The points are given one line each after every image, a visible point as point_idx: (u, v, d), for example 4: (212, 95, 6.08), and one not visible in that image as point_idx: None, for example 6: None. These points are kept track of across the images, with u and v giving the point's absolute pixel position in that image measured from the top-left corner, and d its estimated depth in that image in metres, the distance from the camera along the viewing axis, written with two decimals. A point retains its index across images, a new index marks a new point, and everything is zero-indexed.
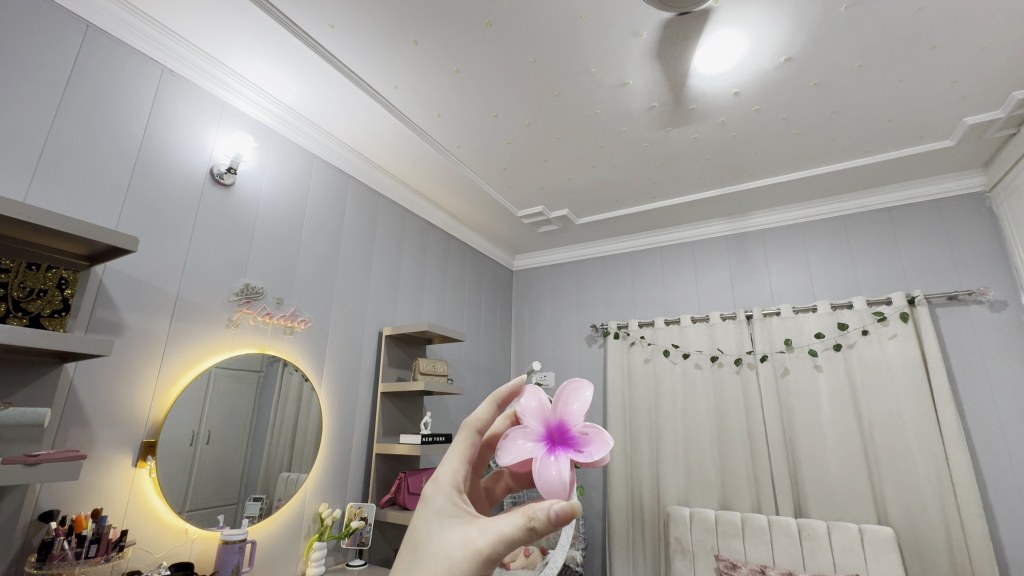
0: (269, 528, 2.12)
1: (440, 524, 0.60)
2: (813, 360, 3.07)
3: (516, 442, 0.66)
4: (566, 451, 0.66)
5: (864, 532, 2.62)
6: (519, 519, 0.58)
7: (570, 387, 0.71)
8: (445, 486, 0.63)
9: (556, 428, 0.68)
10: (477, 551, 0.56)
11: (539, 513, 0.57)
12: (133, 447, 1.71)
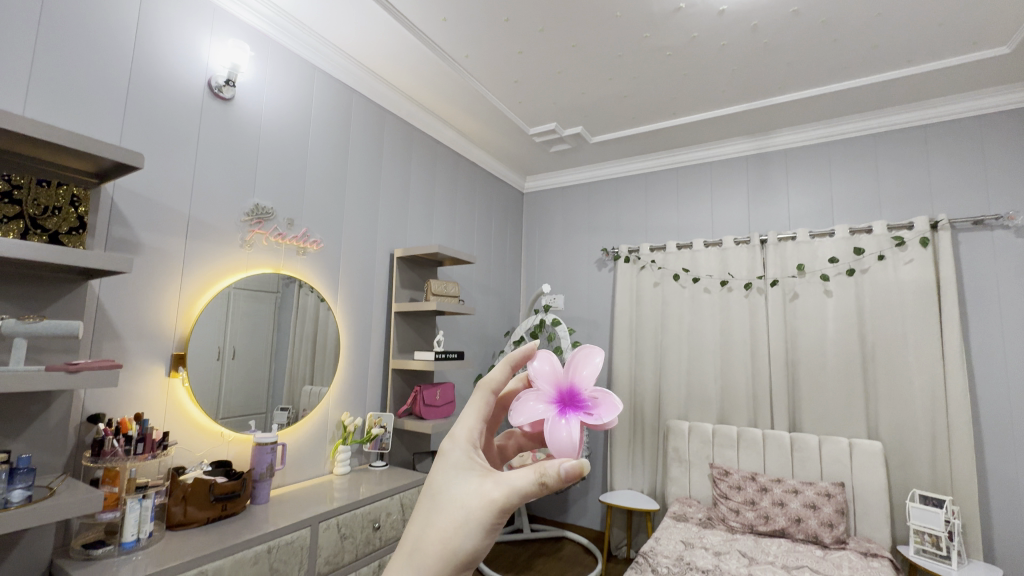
0: (297, 434, 2.30)
1: (459, 475, 0.64)
2: (824, 285, 3.06)
3: (529, 404, 0.71)
4: (575, 413, 0.69)
5: (854, 446, 2.76)
6: (531, 475, 0.60)
7: (581, 354, 0.75)
8: (463, 441, 0.67)
9: (566, 392, 0.73)
10: (492, 501, 0.60)
11: (548, 471, 0.60)
12: (164, 358, 1.82)
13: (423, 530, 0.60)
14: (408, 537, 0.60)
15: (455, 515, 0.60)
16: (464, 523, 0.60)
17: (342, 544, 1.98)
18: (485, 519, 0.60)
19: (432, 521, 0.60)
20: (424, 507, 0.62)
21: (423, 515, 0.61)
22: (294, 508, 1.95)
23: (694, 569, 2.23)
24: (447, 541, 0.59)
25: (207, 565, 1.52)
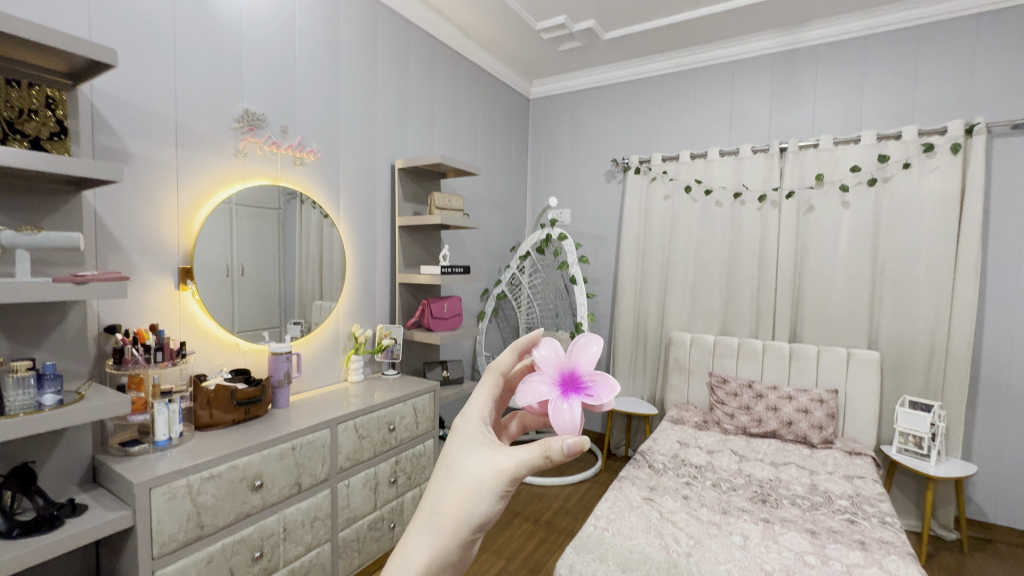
0: (310, 345, 2.38)
1: (471, 449, 0.62)
2: (842, 196, 2.95)
3: (534, 386, 0.69)
4: (577, 395, 0.69)
5: (852, 356, 2.83)
6: (538, 452, 0.59)
7: (580, 342, 0.76)
8: (474, 418, 0.65)
9: (568, 375, 0.72)
10: (502, 473, 0.59)
11: (557, 450, 0.58)
12: (172, 272, 1.82)
13: (437, 504, 0.59)
14: (422, 511, 0.59)
15: (467, 487, 0.59)
16: (477, 495, 0.59)
17: (360, 443, 2.13)
18: (497, 492, 0.59)
19: (445, 495, 0.59)
20: (438, 481, 0.60)
21: (437, 489, 0.60)
22: (313, 411, 2.06)
23: (689, 465, 2.39)
24: (461, 513, 0.58)
25: (237, 460, 1.65)
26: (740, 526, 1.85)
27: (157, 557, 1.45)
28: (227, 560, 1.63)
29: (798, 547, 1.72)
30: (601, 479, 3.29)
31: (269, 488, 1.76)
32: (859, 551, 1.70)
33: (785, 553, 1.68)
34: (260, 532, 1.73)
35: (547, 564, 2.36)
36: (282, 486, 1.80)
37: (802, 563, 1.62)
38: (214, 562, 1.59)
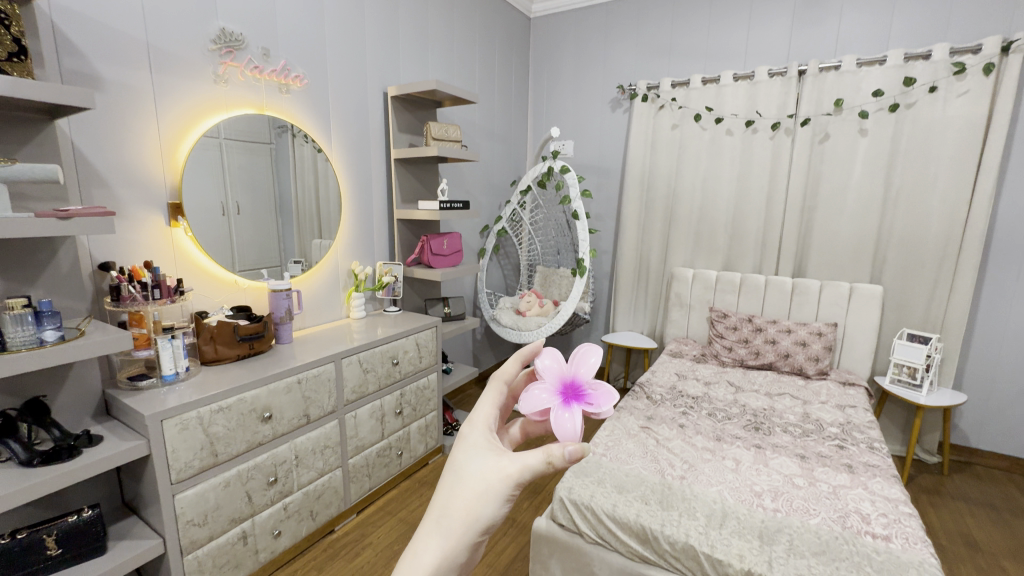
0: (310, 282, 2.37)
1: (478, 452, 0.60)
2: (860, 124, 2.80)
3: (533, 394, 0.67)
4: (577, 403, 0.67)
5: (855, 290, 2.82)
6: (541, 457, 0.57)
7: (580, 352, 0.74)
8: (480, 426, 0.62)
9: (569, 383, 0.69)
10: (509, 477, 0.57)
11: (557, 456, 0.57)
12: (161, 208, 1.76)
13: (445, 507, 0.56)
14: (432, 512, 0.57)
15: (474, 491, 0.57)
16: (484, 499, 0.57)
17: (365, 377, 2.17)
18: (504, 493, 0.57)
19: (454, 498, 0.57)
20: (445, 486, 0.58)
21: (445, 495, 0.57)
22: (317, 347, 2.09)
23: (685, 396, 2.46)
24: (469, 516, 0.56)
25: (245, 393, 1.69)
26: (732, 452, 1.92)
27: (176, 482, 1.52)
28: (244, 484, 1.72)
29: (787, 470, 1.79)
30: None
31: (278, 420, 1.81)
32: (846, 474, 1.77)
33: (775, 475, 1.76)
34: (273, 460, 1.81)
35: (548, 487, 2.49)
36: (291, 417, 1.86)
37: (790, 485, 1.70)
38: (231, 486, 1.67)
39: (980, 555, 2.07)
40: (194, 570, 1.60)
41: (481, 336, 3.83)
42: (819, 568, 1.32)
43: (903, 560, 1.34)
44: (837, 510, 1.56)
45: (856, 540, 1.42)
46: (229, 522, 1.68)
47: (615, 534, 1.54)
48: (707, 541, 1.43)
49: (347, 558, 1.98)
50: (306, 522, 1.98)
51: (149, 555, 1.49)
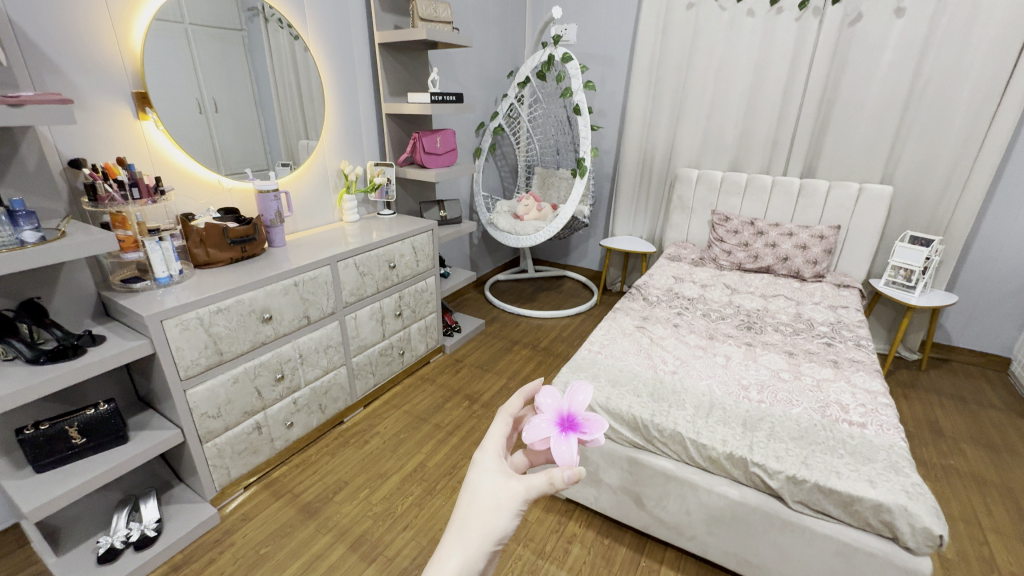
0: (299, 184, 2.27)
1: (490, 469, 0.63)
2: (897, 2, 2.50)
3: (533, 423, 0.70)
4: (574, 431, 0.70)
5: (863, 191, 2.73)
6: (543, 479, 0.62)
7: (573, 389, 0.78)
8: (493, 448, 0.66)
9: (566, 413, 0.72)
10: (519, 493, 0.60)
11: (557, 478, 0.61)
12: (126, 98, 1.62)
13: (465, 520, 0.59)
14: (455, 521, 0.59)
15: (487, 506, 0.60)
16: (498, 510, 0.60)
17: (362, 281, 2.16)
18: (516, 505, 0.60)
19: (471, 512, 0.59)
20: (463, 503, 0.61)
21: (463, 510, 0.60)
22: (311, 250, 2.05)
23: (681, 298, 2.49)
24: (487, 527, 0.59)
25: (242, 295, 1.68)
26: (723, 350, 1.98)
27: (185, 379, 1.57)
28: (252, 381, 1.78)
29: (775, 366, 1.86)
30: (595, 312, 3.49)
31: (279, 321, 1.83)
32: (830, 369, 1.84)
33: (762, 371, 1.83)
34: (278, 358, 1.86)
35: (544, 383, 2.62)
36: (291, 318, 1.88)
37: (776, 379, 1.77)
38: (239, 382, 1.74)
39: (942, 440, 2.24)
40: (215, 456, 1.71)
41: (478, 240, 3.79)
42: (796, 452, 1.41)
43: (875, 445, 1.44)
44: (818, 401, 1.64)
45: (833, 427, 1.51)
46: (242, 414, 1.78)
47: (607, 423, 1.63)
48: (694, 429, 1.51)
49: (357, 445, 2.13)
50: (316, 415, 2.10)
51: (170, 444, 1.59)
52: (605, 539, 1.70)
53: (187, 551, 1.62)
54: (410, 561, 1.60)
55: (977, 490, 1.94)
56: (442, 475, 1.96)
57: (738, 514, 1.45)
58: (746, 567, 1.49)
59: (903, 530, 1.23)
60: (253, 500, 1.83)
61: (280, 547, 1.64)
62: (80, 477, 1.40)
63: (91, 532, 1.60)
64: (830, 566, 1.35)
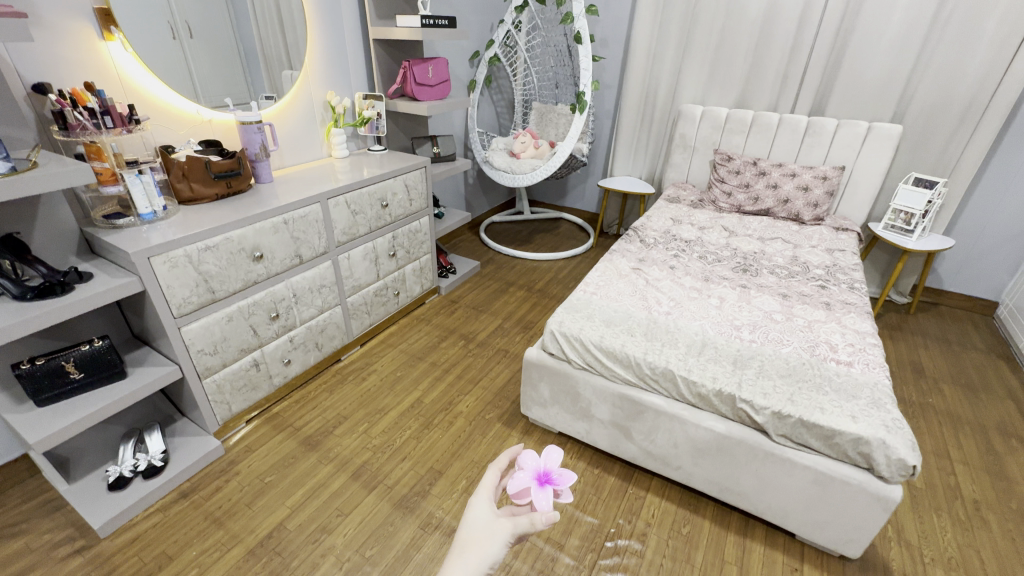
0: (283, 115, 2.15)
1: (483, 508, 0.67)
2: None
3: (514, 476, 0.75)
4: (549, 486, 0.74)
5: (872, 131, 2.64)
6: (528, 519, 0.65)
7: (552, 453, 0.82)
8: (487, 489, 0.70)
9: (542, 470, 0.76)
10: (510, 526, 0.64)
11: (539, 520, 0.64)
12: (87, 16, 1.48)
13: (461, 551, 0.62)
14: (453, 550, 0.62)
15: (482, 535, 0.64)
16: (492, 539, 0.63)
17: (354, 219, 2.11)
18: (508, 535, 0.64)
19: (467, 543, 0.63)
20: (460, 536, 0.64)
21: (460, 542, 0.64)
22: (300, 186, 1.98)
23: (678, 239, 2.46)
24: (481, 553, 0.62)
25: (231, 233, 1.64)
26: (718, 291, 1.99)
27: (179, 316, 1.57)
28: (247, 319, 1.78)
29: (768, 308, 1.88)
30: (591, 254, 3.46)
31: (270, 260, 1.80)
32: (823, 311, 1.86)
33: (756, 312, 1.84)
34: (271, 297, 1.85)
35: (539, 324, 2.64)
36: (282, 257, 1.85)
37: (769, 321, 1.79)
38: (234, 320, 1.74)
39: (923, 379, 2.31)
40: (215, 391, 1.75)
41: (473, 179, 3.68)
42: (783, 389, 1.45)
43: (860, 383, 1.48)
44: (808, 342, 1.66)
45: (821, 366, 1.55)
46: (239, 352, 1.79)
47: (601, 362, 1.66)
48: (685, 367, 1.54)
49: (355, 382, 2.17)
50: (313, 353, 2.12)
51: (169, 379, 1.61)
52: (595, 469, 1.78)
53: (194, 479, 1.69)
54: (409, 489, 1.68)
55: (951, 426, 2.03)
56: (439, 411, 2.02)
57: (723, 447, 1.51)
58: (727, 494, 1.58)
59: (879, 462, 1.29)
60: (256, 433, 1.89)
61: (284, 476, 1.71)
62: (83, 411, 1.42)
63: (99, 462, 1.66)
64: (806, 493, 1.42)
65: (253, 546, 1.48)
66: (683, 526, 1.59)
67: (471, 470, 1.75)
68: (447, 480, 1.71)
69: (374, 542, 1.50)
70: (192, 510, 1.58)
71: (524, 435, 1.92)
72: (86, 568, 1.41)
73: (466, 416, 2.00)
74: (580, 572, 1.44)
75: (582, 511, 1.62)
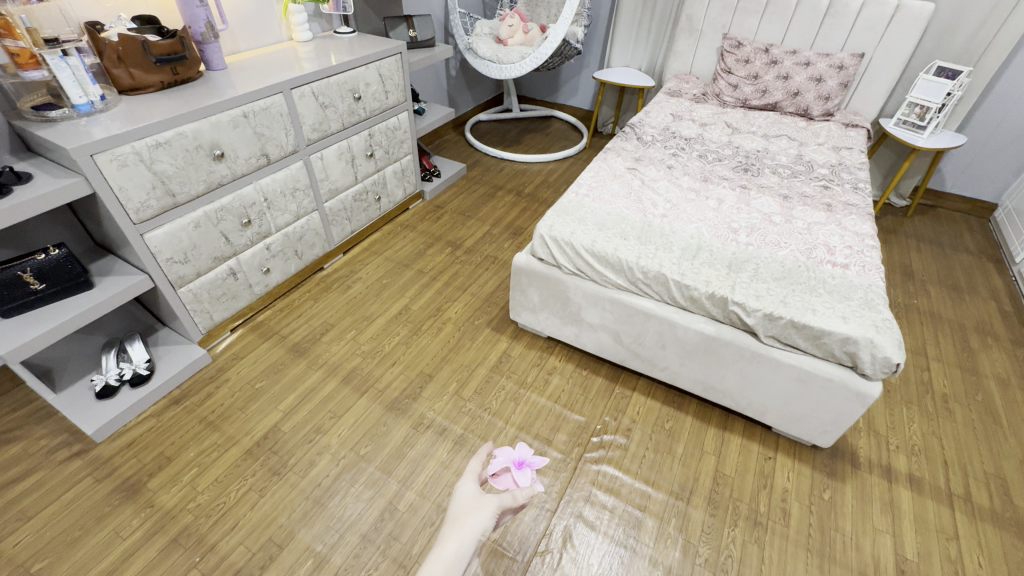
0: None
1: (470, 486, 0.72)
2: None
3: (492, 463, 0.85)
4: (526, 467, 0.84)
5: (900, 11, 2.36)
6: (512, 496, 0.70)
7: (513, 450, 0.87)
8: (473, 472, 0.75)
9: (517, 458, 0.85)
10: (497, 500, 0.69)
11: (521, 495, 0.71)
12: None
13: (454, 524, 0.66)
14: (447, 524, 0.66)
15: (471, 509, 0.68)
16: (480, 510, 0.68)
17: (324, 114, 1.91)
18: (496, 506, 0.68)
19: (459, 517, 0.67)
20: (451, 514, 0.69)
21: (451, 519, 0.68)
22: (258, 74, 1.75)
23: (677, 137, 2.30)
24: (473, 525, 0.66)
25: (183, 128, 1.46)
26: (716, 192, 1.89)
27: (140, 223, 1.45)
28: (216, 226, 1.67)
29: (767, 209, 1.79)
30: (584, 156, 3.27)
31: (233, 159, 1.64)
32: (823, 213, 1.78)
33: (754, 214, 1.77)
34: (241, 201, 1.72)
35: (529, 230, 2.54)
36: (246, 156, 1.68)
37: (767, 223, 1.71)
38: (202, 227, 1.62)
39: (911, 282, 2.32)
40: (193, 301, 1.69)
41: (455, 71, 3.34)
42: (776, 291, 1.42)
43: (854, 284, 1.45)
44: (806, 244, 1.61)
45: (816, 268, 1.51)
46: (212, 260, 1.70)
47: (592, 267, 1.60)
48: (678, 271, 1.50)
49: (339, 291, 2.12)
50: (293, 261, 2.04)
51: (140, 289, 1.53)
52: (583, 371, 1.81)
53: (184, 386, 1.70)
54: (400, 392, 1.70)
55: (933, 326, 2.07)
56: (427, 318, 2.00)
57: (711, 348, 1.51)
58: (711, 392, 1.62)
59: (863, 360, 1.30)
60: (242, 342, 1.87)
61: (274, 382, 1.72)
62: (52, 322, 1.36)
63: (84, 371, 1.64)
64: (788, 389, 1.46)
65: (250, 447, 1.52)
66: (666, 422, 1.65)
67: (461, 374, 1.77)
68: (437, 384, 1.73)
69: (368, 441, 1.55)
70: (185, 415, 1.60)
71: (513, 340, 1.92)
72: (88, 470, 1.44)
73: (454, 323, 1.98)
74: (567, 464, 1.52)
75: (570, 410, 1.67)
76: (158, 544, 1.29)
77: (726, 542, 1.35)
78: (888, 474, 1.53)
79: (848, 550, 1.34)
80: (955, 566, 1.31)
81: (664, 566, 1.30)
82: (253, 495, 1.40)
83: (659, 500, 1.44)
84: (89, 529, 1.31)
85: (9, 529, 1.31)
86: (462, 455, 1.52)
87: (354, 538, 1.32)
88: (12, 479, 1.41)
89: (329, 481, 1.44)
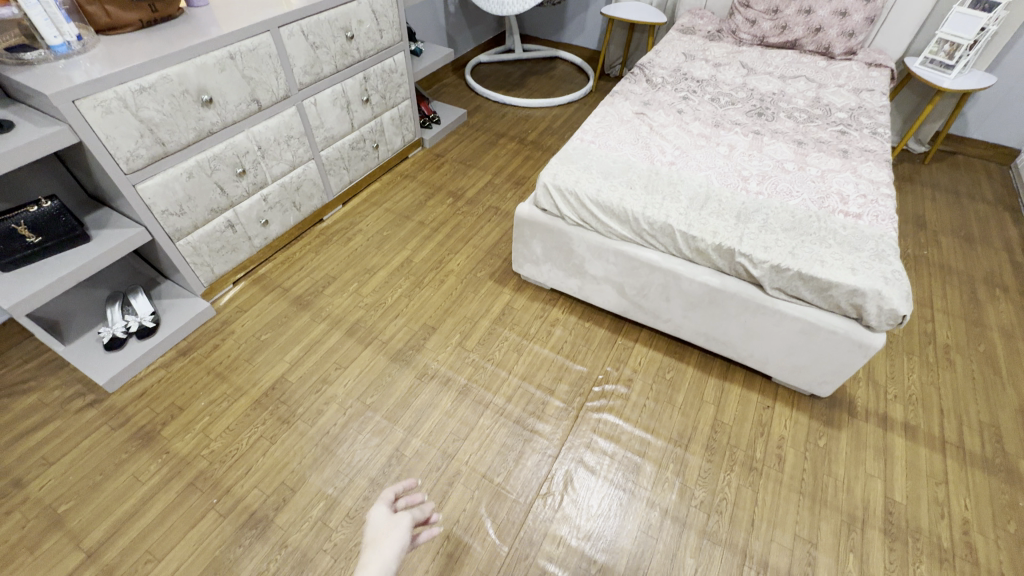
0: None
1: (382, 511, 0.81)
2: None
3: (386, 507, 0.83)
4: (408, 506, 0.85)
5: None
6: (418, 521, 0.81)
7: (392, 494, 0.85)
8: (385, 503, 0.83)
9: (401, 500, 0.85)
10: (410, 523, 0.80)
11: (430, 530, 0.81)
12: None
13: (374, 545, 0.75)
14: (368, 547, 0.75)
15: (389, 529, 0.78)
16: (398, 528, 0.78)
17: (315, 56, 1.80)
18: (410, 522, 0.79)
19: (377, 539, 0.76)
20: (369, 537, 0.77)
21: (370, 541, 0.76)
22: (243, 10, 1.64)
23: (689, 79, 2.18)
24: (392, 542, 0.75)
25: (168, 71, 1.39)
26: (728, 138, 1.81)
27: (131, 174, 1.41)
28: (210, 176, 1.62)
29: (780, 157, 1.72)
30: (589, 101, 3.13)
31: (222, 105, 1.57)
32: (838, 160, 1.71)
33: (766, 161, 1.70)
34: (233, 150, 1.66)
35: (532, 179, 2.47)
36: (236, 102, 1.61)
37: (779, 171, 1.65)
38: (196, 178, 1.58)
39: (922, 232, 2.26)
40: (192, 254, 1.67)
41: (454, 7, 3.13)
42: (785, 242, 1.39)
43: (866, 235, 1.41)
44: (819, 193, 1.56)
45: (828, 218, 1.46)
46: (209, 211, 1.67)
47: (596, 217, 1.56)
48: (685, 222, 1.46)
49: (340, 242, 2.09)
50: (292, 213, 2.00)
51: (139, 242, 1.51)
52: (586, 323, 1.82)
53: (191, 338, 1.71)
54: (404, 344, 1.72)
55: (941, 277, 2.04)
56: (428, 270, 1.98)
57: (715, 300, 1.50)
58: (714, 343, 1.63)
59: (869, 313, 1.29)
60: (245, 294, 1.87)
61: (279, 334, 1.73)
62: (53, 275, 1.35)
63: (90, 324, 1.65)
64: (791, 341, 1.46)
65: (259, 397, 1.55)
66: (667, 372, 1.67)
67: (464, 326, 1.78)
68: (441, 335, 1.74)
69: (374, 391, 1.58)
70: (193, 366, 1.63)
71: (516, 292, 1.91)
72: (103, 418, 1.49)
73: (457, 275, 1.97)
74: (569, 413, 1.55)
75: (572, 361, 1.69)
76: (176, 488, 1.35)
77: (721, 486, 1.40)
78: (884, 422, 1.56)
79: (839, 493, 1.39)
80: (942, 507, 1.36)
81: (660, 508, 1.35)
82: (264, 442, 1.45)
83: (658, 446, 1.48)
84: (108, 474, 1.37)
85: (34, 474, 1.36)
86: (466, 404, 1.55)
87: (363, 481, 1.38)
88: (31, 427, 1.46)
89: (337, 429, 1.49)
